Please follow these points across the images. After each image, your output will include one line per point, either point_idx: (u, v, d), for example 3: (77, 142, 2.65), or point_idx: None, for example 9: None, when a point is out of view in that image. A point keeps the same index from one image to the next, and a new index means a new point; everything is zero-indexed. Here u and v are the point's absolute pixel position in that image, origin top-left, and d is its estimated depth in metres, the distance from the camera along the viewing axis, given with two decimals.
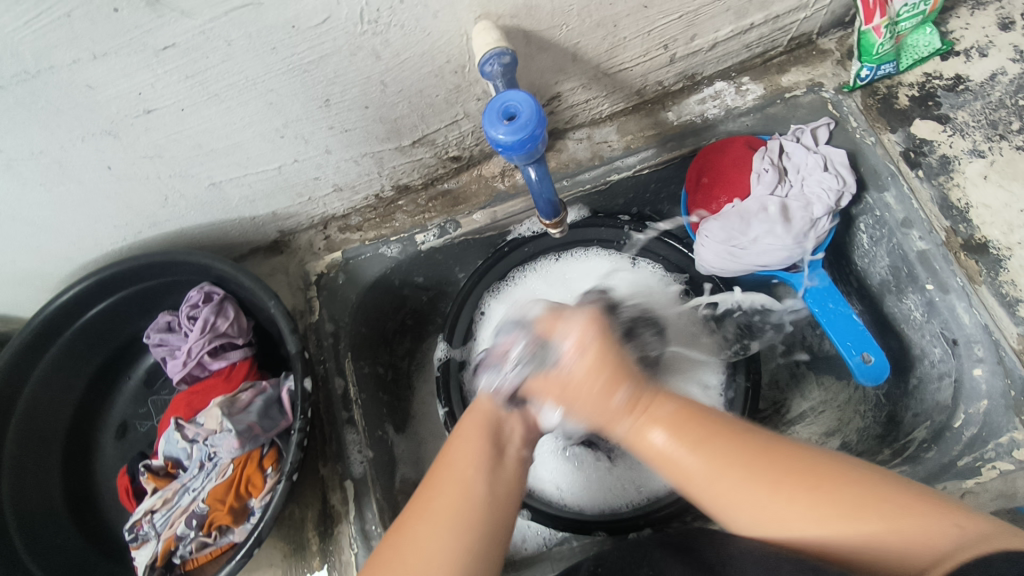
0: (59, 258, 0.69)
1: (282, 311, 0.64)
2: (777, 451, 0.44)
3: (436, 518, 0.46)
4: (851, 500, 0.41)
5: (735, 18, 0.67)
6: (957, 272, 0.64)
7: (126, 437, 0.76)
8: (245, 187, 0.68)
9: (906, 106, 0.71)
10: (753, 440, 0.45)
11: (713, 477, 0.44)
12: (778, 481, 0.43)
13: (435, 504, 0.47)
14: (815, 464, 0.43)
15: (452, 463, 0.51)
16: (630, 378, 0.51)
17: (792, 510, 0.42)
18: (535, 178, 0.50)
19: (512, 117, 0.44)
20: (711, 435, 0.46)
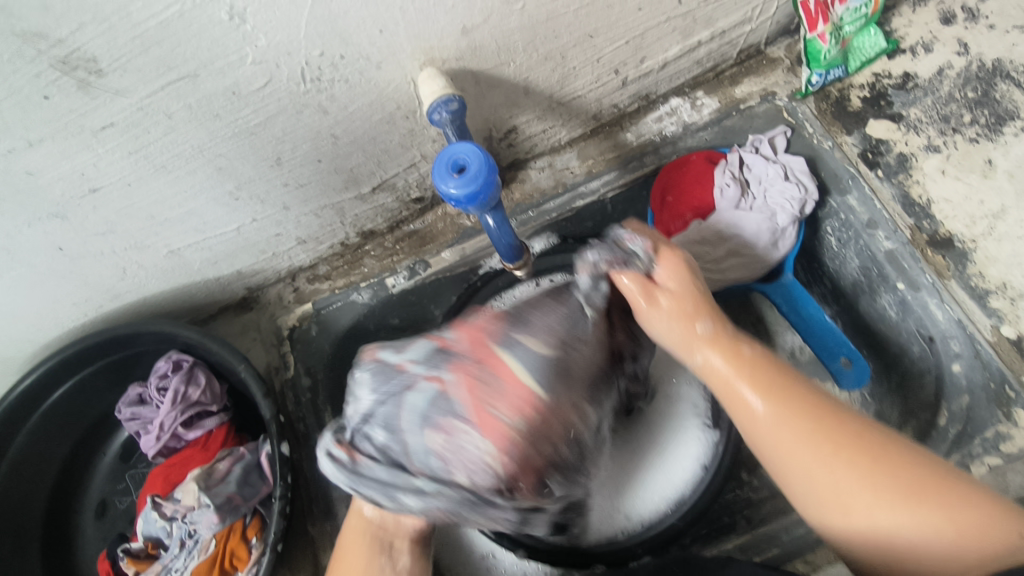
0: (20, 341, 0.68)
1: (253, 373, 0.64)
2: (863, 439, 0.43)
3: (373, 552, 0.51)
4: (917, 499, 0.40)
5: (682, 38, 0.67)
6: (926, 269, 0.64)
7: (105, 515, 0.72)
8: (205, 250, 0.67)
9: (859, 107, 0.72)
10: (835, 419, 0.44)
11: (779, 431, 0.45)
12: (852, 457, 0.42)
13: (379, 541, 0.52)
14: (893, 455, 0.42)
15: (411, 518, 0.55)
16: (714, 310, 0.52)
17: (857, 494, 0.41)
18: (492, 225, 0.50)
19: (462, 169, 0.44)
20: (793, 395, 0.46)
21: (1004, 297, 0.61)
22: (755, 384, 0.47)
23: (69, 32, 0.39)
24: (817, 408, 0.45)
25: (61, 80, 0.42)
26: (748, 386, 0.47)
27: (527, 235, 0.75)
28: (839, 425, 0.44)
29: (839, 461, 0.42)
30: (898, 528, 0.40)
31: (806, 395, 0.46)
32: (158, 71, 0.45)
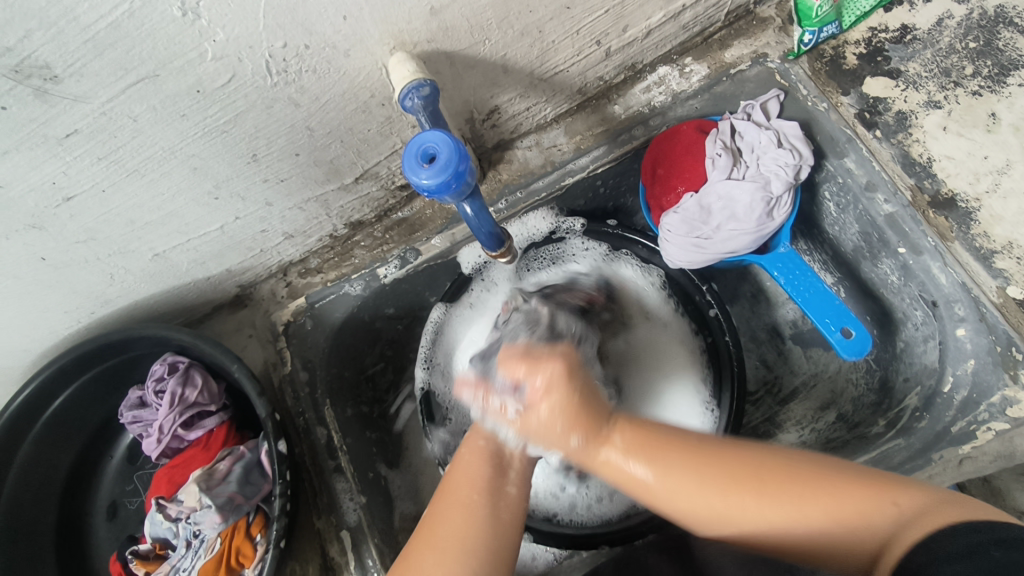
0: (18, 351, 0.68)
1: (246, 373, 0.63)
2: (736, 466, 0.41)
3: (444, 547, 0.42)
4: (817, 505, 0.39)
5: (664, 3, 0.64)
6: (928, 233, 0.62)
7: (117, 517, 0.74)
8: (192, 251, 0.66)
9: (855, 64, 0.69)
10: (709, 456, 0.42)
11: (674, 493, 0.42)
12: (708, 485, 0.41)
13: (440, 530, 0.44)
14: (748, 462, 0.41)
15: (454, 489, 0.46)
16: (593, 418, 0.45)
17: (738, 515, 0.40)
18: (472, 214, 0.48)
19: (433, 157, 0.43)
20: (660, 446, 0.43)
21: (1010, 257, 0.59)
22: (617, 456, 0.44)
23: (17, 39, 0.38)
24: (676, 458, 0.42)
25: (17, 89, 0.41)
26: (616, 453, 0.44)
27: (519, 214, 0.75)
28: (722, 458, 0.42)
29: (729, 505, 0.40)
30: (805, 538, 0.40)
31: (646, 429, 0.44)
32: (117, 74, 0.43)
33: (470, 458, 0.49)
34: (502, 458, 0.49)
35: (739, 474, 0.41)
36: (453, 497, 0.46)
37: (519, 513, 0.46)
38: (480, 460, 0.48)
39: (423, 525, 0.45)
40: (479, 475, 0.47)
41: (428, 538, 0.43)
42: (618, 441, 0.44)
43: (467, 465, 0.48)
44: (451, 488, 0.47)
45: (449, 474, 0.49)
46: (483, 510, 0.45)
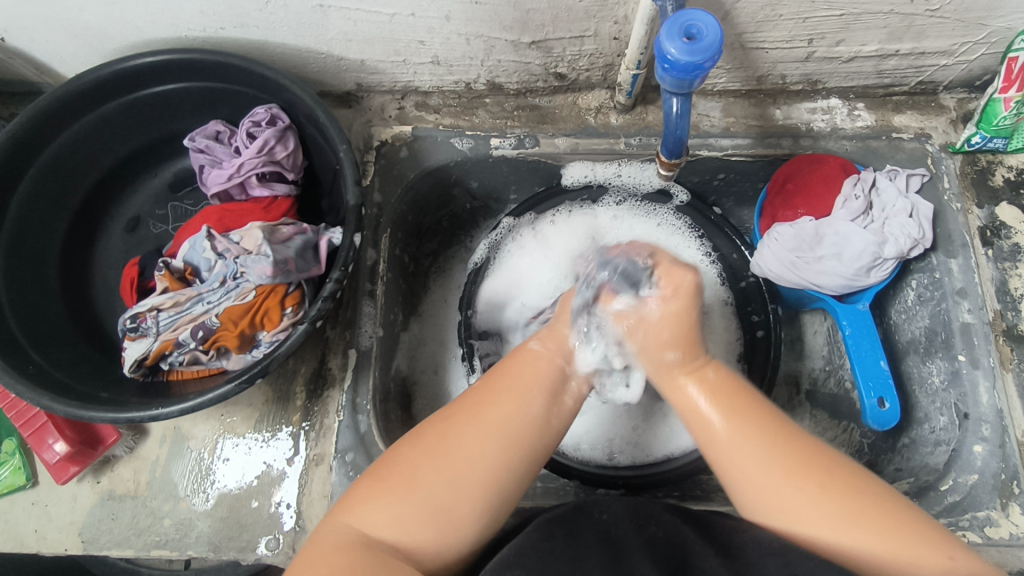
0: (128, 25, 0.64)
1: (351, 159, 0.62)
2: (817, 457, 0.47)
3: (486, 427, 0.47)
4: (847, 508, 0.44)
5: (886, 38, 0.65)
6: (992, 353, 0.66)
7: (135, 232, 0.72)
8: (348, 22, 0.63)
9: (998, 185, 0.72)
10: (792, 440, 0.48)
11: (735, 442, 0.48)
12: (782, 456, 0.47)
13: (491, 409, 0.48)
14: (836, 467, 0.46)
15: (517, 377, 0.51)
16: (694, 344, 0.52)
17: (803, 502, 0.45)
18: (675, 112, 0.50)
19: (693, 35, 0.44)
20: (753, 418, 0.49)
21: None
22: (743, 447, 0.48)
23: None
24: (793, 455, 0.47)
25: None
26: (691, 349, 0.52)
27: (644, 158, 0.75)
28: (809, 457, 0.47)
29: (803, 495, 0.45)
30: (840, 540, 0.44)
31: (773, 421, 0.49)
32: None
33: (532, 362, 0.52)
34: (562, 378, 0.52)
35: (821, 465, 0.46)
36: (504, 384, 0.50)
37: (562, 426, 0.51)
38: (541, 369, 0.52)
39: (470, 394, 0.50)
40: (536, 379, 0.51)
41: (475, 409, 0.48)
42: (715, 399, 0.50)
43: (534, 361, 0.52)
44: (505, 377, 0.51)
45: (505, 364, 0.53)
46: (541, 399, 0.50)
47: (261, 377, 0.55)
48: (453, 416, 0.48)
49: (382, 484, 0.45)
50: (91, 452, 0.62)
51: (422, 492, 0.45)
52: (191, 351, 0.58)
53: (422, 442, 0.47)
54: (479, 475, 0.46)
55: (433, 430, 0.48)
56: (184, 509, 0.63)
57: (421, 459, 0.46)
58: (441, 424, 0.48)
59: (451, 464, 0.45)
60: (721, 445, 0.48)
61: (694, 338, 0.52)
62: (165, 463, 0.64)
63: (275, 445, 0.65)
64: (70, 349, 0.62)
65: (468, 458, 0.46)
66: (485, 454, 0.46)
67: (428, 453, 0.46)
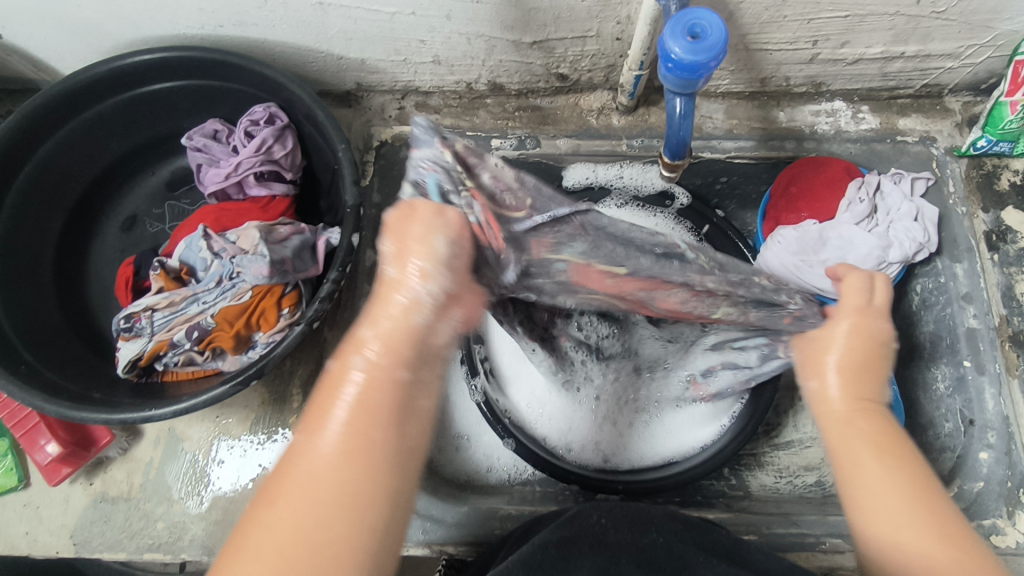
0: (125, 22, 0.63)
1: (350, 159, 0.61)
2: (923, 478, 0.40)
3: (328, 500, 0.34)
4: (932, 530, 0.38)
5: (891, 40, 0.65)
6: (998, 359, 0.65)
7: (132, 231, 0.71)
8: (349, 21, 0.63)
9: (1004, 189, 0.71)
10: (905, 453, 0.41)
11: (848, 423, 0.43)
12: (886, 453, 0.41)
13: (332, 474, 0.34)
14: (936, 496, 0.39)
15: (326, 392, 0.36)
16: (874, 362, 0.45)
17: (886, 497, 0.39)
18: (678, 113, 0.50)
19: (697, 33, 0.43)
20: (883, 420, 0.43)
21: None
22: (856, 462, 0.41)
23: None
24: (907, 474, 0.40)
25: None
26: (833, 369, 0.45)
27: (646, 159, 0.74)
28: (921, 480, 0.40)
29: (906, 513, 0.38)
30: (907, 551, 0.37)
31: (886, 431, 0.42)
32: None
33: (336, 380, 0.36)
34: (402, 398, 0.36)
35: (921, 481, 0.40)
36: (361, 418, 0.35)
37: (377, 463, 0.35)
38: (393, 390, 0.36)
39: (300, 430, 0.36)
40: (386, 411, 0.36)
41: (344, 469, 0.34)
42: (865, 438, 0.42)
43: (367, 376, 0.36)
44: (318, 403, 0.36)
45: (326, 388, 0.37)
46: (385, 445, 0.35)
47: (256, 379, 0.54)
48: (296, 463, 0.35)
49: (232, 570, 0.32)
50: (84, 453, 0.61)
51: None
52: (186, 352, 0.57)
53: (277, 501, 0.34)
54: (347, 565, 0.33)
55: (286, 487, 0.34)
56: (178, 512, 0.62)
57: (272, 538, 0.33)
58: (294, 481, 0.34)
59: (280, 536, 0.33)
60: (829, 422, 0.44)
61: (875, 356, 0.45)
62: (159, 465, 0.63)
63: (272, 447, 0.64)
64: (65, 348, 0.61)
65: (297, 534, 0.33)
66: (343, 524, 0.33)
67: (289, 533, 0.33)
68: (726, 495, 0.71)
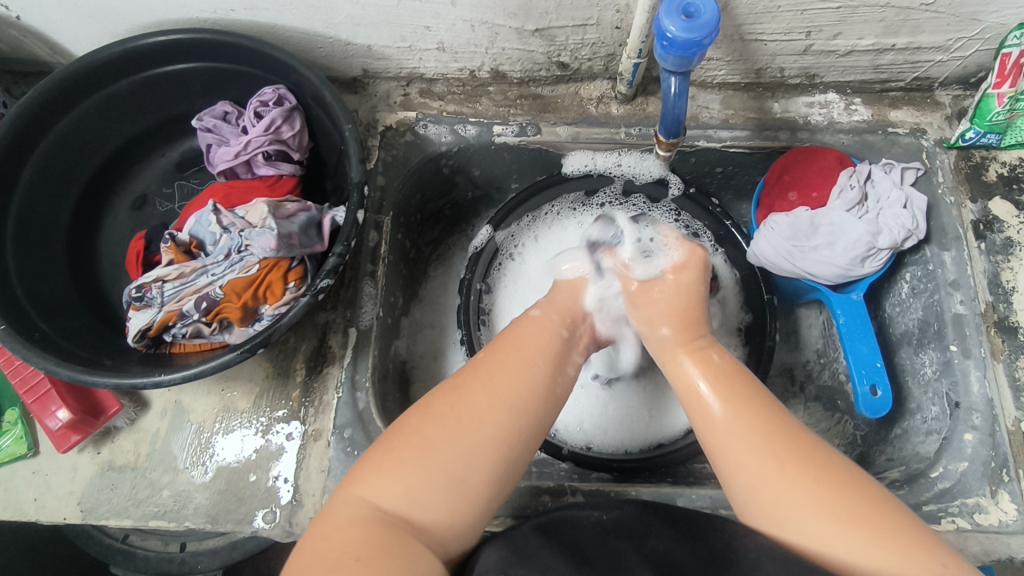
0: (140, 5, 0.65)
1: (356, 138, 0.63)
2: (811, 457, 0.47)
3: (454, 430, 0.46)
4: (831, 499, 0.44)
5: (882, 32, 0.67)
6: (983, 343, 0.66)
7: (142, 210, 0.73)
8: (357, 7, 0.65)
9: (992, 180, 0.73)
10: (798, 441, 0.48)
11: (740, 436, 0.49)
12: (776, 453, 0.47)
13: (463, 409, 0.47)
14: (834, 471, 0.46)
15: (460, 390, 0.49)
16: (694, 325, 0.58)
17: (787, 484, 0.46)
18: (673, 93, 0.52)
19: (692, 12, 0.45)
20: (754, 406, 0.50)
21: None
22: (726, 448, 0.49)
23: None
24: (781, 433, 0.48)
25: None
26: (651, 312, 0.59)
27: (643, 147, 0.76)
28: (811, 455, 0.47)
29: (778, 467, 0.46)
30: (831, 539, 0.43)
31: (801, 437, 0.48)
32: None
33: (475, 385, 0.49)
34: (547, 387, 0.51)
35: (813, 457, 0.47)
36: (506, 356, 0.52)
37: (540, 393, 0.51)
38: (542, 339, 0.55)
39: (447, 385, 0.50)
40: (540, 344, 0.54)
41: (486, 381, 0.49)
42: (753, 429, 0.49)
43: (535, 325, 0.56)
44: (477, 381, 0.49)
45: (449, 386, 0.49)
46: (546, 365, 0.52)
47: (263, 347, 0.56)
48: (414, 426, 0.47)
49: (394, 452, 0.45)
50: (93, 421, 0.62)
51: (432, 468, 0.45)
52: (194, 323, 0.59)
53: (430, 413, 0.48)
54: (454, 455, 0.45)
55: (437, 403, 0.48)
56: (183, 481, 0.63)
57: (425, 423, 0.47)
58: (452, 400, 0.48)
59: (453, 436, 0.46)
60: (716, 434, 0.50)
61: (695, 318, 0.58)
62: (165, 435, 0.65)
63: (274, 420, 0.65)
64: (76, 319, 0.63)
65: (465, 429, 0.46)
66: (495, 421, 0.47)
67: (436, 419, 0.47)
68: (718, 476, 0.72)
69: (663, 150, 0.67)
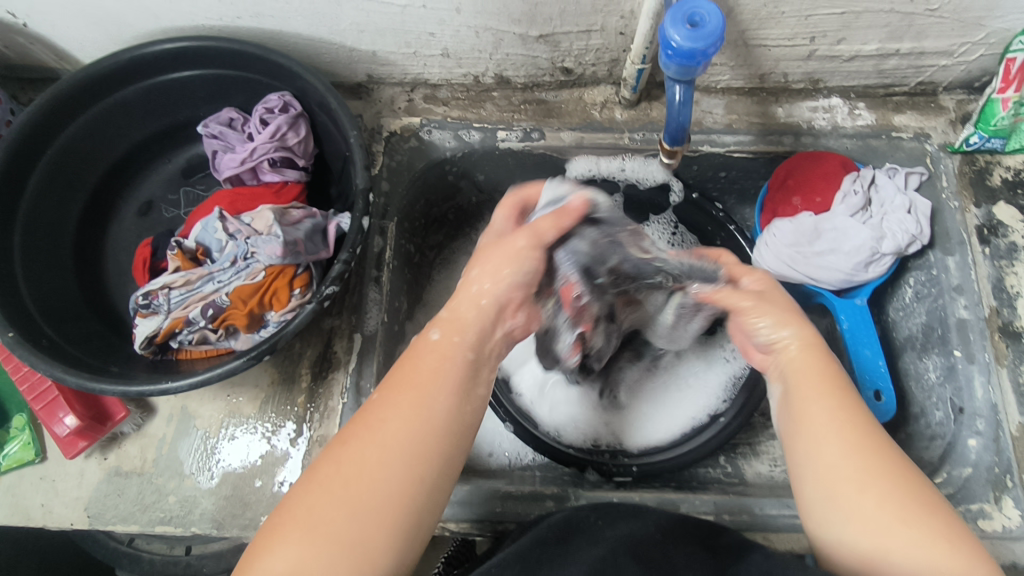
0: (146, 12, 0.66)
1: (361, 145, 0.63)
2: (898, 466, 0.42)
3: (345, 483, 0.41)
4: (889, 496, 0.41)
5: (886, 37, 0.67)
6: (987, 349, 0.66)
7: (148, 215, 0.73)
8: (362, 13, 0.65)
9: (997, 185, 0.73)
10: (866, 434, 0.44)
11: (818, 421, 0.45)
12: (856, 448, 0.43)
13: (350, 446, 0.43)
14: (906, 477, 0.42)
15: (347, 439, 0.43)
16: (837, 374, 0.48)
17: (861, 494, 0.41)
18: (677, 101, 0.52)
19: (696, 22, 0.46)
20: (833, 415, 0.45)
21: None
22: (824, 442, 0.44)
23: None
24: (858, 414, 0.45)
25: None
26: (812, 377, 0.47)
27: (646, 152, 0.76)
28: (892, 468, 0.42)
29: (847, 458, 0.43)
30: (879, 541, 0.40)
31: (880, 442, 0.43)
32: None
33: (359, 433, 0.43)
34: (449, 370, 0.47)
35: (891, 463, 0.42)
36: (396, 397, 0.45)
37: (444, 411, 0.45)
38: (446, 358, 0.47)
39: (332, 442, 0.44)
40: (435, 376, 0.46)
41: (371, 432, 0.43)
42: (843, 436, 0.44)
43: (433, 350, 0.48)
44: (361, 430, 0.43)
45: (340, 435, 0.44)
46: (445, 396, 0.46)
47: (269, 354, 0.56)
48: (304, 489, 0.42)
49: (281, 529, 0.40)
50: (100, 427, 0.63)
51: (326, 533, 0.39)
52: (201, 329, 0.59)
53: (316, 477, 0.42)
54: (354, 512, 0.40)
55: (325, 465, 0.42)
56: (189, 487, 0.64)
57: (319, 497, 0.41)
58: (339, 451, 0.43)
59: (348, 487, 0.41)
60: (803, 417, 0.46)
61: (833, 372, 0.48)
62: (171, 441, 0.65)
63: (280, 425, 0.66)
64: (84, 325, 0.64)
65: (359, 472, 0.41)
66: (390, 472, 0.42)
67: (327, 491, 0.41)
68: (722, 480, 0.72)
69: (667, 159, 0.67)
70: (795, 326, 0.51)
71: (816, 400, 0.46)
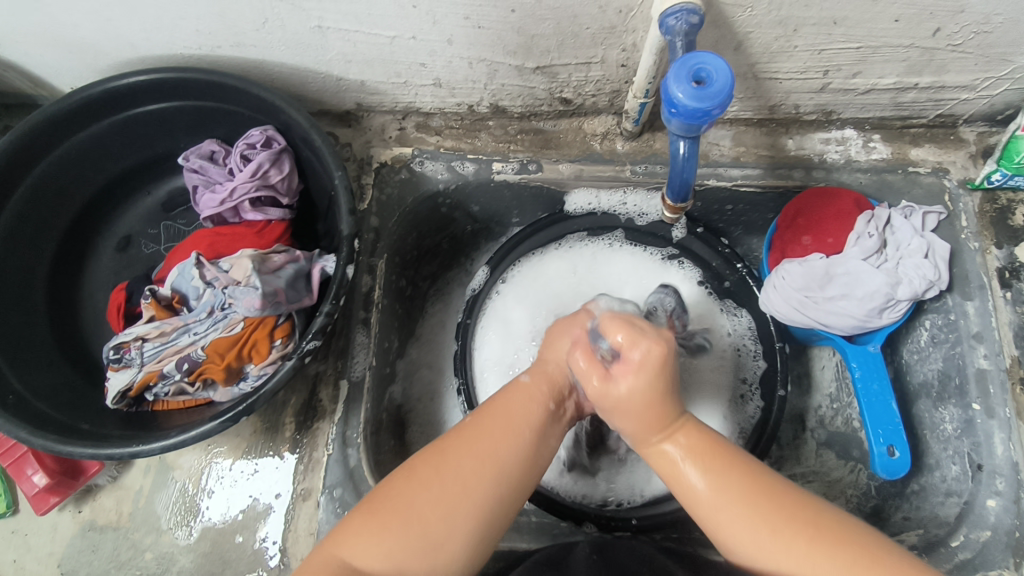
0: (122, 42, 0.62)
1: (346, 186, 0.59)
2: (812, 515, 0.42)
3: (448, 498, 0.43)
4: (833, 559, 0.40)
5: (905, 71, 0.63)
6: (1008, 403, 0.63)
7: (127, 251, 0.70)
8: (348, 44, 0.61)
9: (1020, 225, 0.69)
10: (777, 503, 0.43)
11: (717, 507, 0.44)
12: (766, 525, 0.42)
13: (453, 472, 0.44)
14: (827, 520, 0.42)
15: (446, 450, 0.46)
16: (668, 408, 0.48)
17: (801, 565, 0.41)
18: (682, 155, 0.50)
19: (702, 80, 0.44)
20: (735, 477, 0.45)
21: None
22: (749, 530, 0.43)
23: None
24: (758, 489, 0.44)
25: None
26: (712, 467, 0.46)
27: (649, 186, 0.72)
28: (815, 523, 0.42)
29: (771, 537, 0.42)
30: None
31: (793, 504, 0.43)
32: None
33: (460, 449, 0.46)
34: (543, 417, 0.50)
35: (804, 519, 0.42)
36: (493, 424, 0.47)
37: (549, 456, 0.50)
38: (532, 396, 0.51)
39: (431, 446, 0.47)
40: (529, 412, 0.49)
41: (474, 443, 0.46)
42: (750, 515, 0.43)
43: (522, 391, 0.51)
44: (495, 412, 0.49)
45: (427, 449, 0.47)
46: (532, 435, 0.48)
47: (247, 414, 0.53)
48: (396, 487, 0.44)
49: (375, 515, 0.43)
50: (72, 482, 0.61)
51: (416, 524, 0.42)
52: (176, 383, 0.56)
53: (415, 476, 0.44)
54: (439, 521, 0.42)
55: (422, 467, 0.45)
56: (166, 542, 0.61)
57: (411, 488, 0.44)
58: (439, 459, 0.45)
59: (449, 490, 0.43)
60: (707, 511, 0.45)
61: (665, 406, 0.48)
62: (148, 493, 0.63)
63: (262, 478, 0.63)
64: (56, 374, 0.61)
65: (465, 487, 0.44)
66: (482, 489, 0.44)
67: (422, 486, 0.44)
68: None
69: (666, 211, 0.64)
70: (640, 366, 0.47)
71: (702, 481, 0.46)
